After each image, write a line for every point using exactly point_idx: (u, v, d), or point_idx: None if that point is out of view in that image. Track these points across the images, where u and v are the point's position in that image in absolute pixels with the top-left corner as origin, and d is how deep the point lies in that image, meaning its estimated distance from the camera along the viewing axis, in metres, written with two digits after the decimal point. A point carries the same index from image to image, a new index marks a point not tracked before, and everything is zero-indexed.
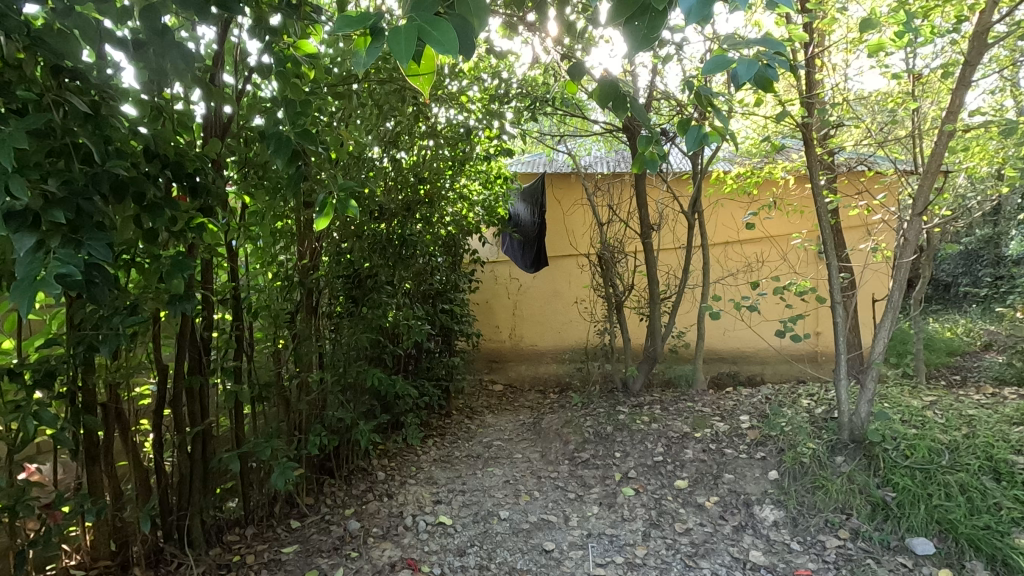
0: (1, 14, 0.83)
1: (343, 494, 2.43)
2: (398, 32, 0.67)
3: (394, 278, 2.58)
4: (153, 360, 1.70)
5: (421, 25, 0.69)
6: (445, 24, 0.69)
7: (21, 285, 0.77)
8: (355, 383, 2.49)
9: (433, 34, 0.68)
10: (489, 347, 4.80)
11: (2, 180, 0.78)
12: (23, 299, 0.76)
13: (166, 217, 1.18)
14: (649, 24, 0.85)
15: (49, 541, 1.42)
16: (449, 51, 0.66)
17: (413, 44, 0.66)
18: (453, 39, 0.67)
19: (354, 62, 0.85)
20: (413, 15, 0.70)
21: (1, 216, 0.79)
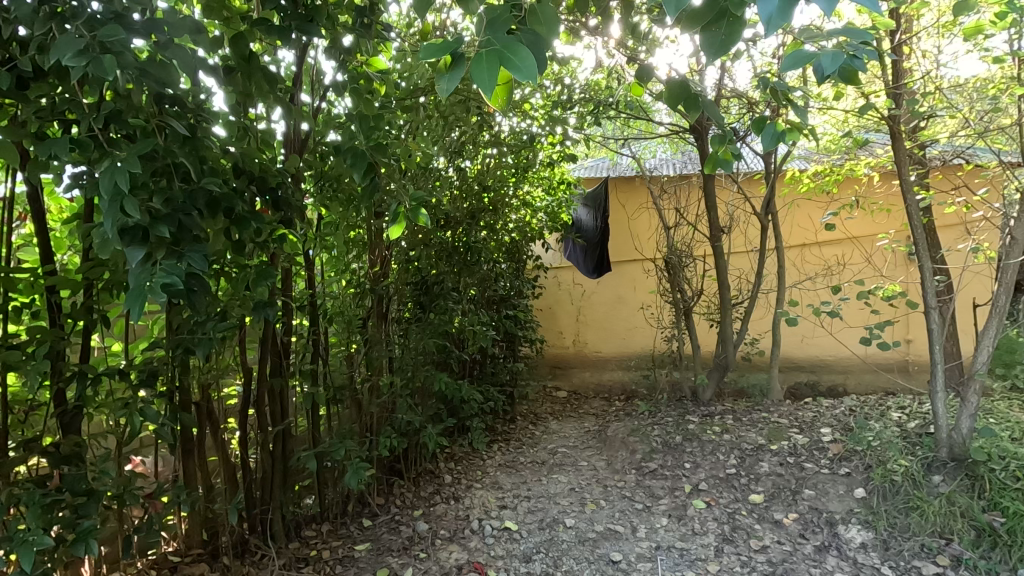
0: (118, 53, 0.90)
1: (411, 495, 2.49)
2: (479, 61, 0.69)
3: (459, 284, 2.63)
4: (239, 363, 1.82)
5: (500, 50, 0.70)
6: (522, 47, 0.70)
7: (134, 294, 0.85)
8: (422, 387, 2.55)
9: (513, 61, 0.69)
10: (552, 353, 4.80)
11: (117, 202, 0.86)
12: (135, 306, 0.84)
13: (252, 229, 1.26)
14: (728, 29, 0.82)
15: (151, 528, 1.53)
16: (529, 77, 0.67)
17: (495, 73, 0.68)
18: (532, 65, 0.68)
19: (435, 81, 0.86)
20: (489, 39, 0.72)
21: (118, 233, 0.88)
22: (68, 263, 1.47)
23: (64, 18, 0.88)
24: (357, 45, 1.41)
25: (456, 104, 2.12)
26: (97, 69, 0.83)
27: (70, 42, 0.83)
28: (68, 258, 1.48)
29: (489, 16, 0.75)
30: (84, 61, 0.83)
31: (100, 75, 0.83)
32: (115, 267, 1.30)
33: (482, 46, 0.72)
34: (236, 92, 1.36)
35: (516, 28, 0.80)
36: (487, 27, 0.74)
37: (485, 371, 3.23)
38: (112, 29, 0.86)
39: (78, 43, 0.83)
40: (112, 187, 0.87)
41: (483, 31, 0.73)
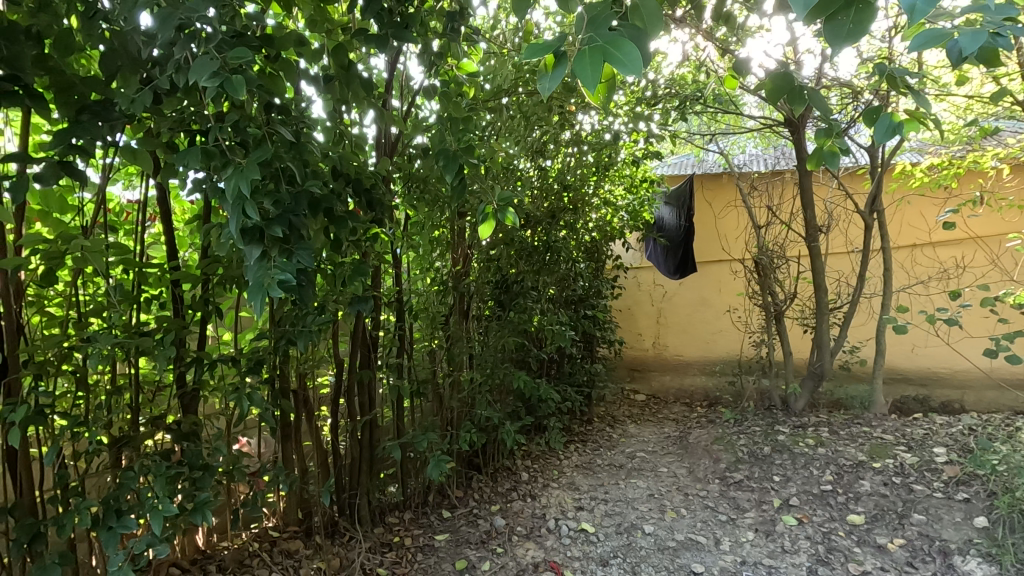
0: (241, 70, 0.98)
1: (489, 490, 2.53)
2: (583, 58, 0.69)
3: (538, 283, 2.64)
4: (332, 354, 1.93)
5: (604, 46, 0.69)
6: (627, 43, 0.68)
7: (256, 289, 0.94)
8: (501, 384, 2.59)
9: (618, 56, 0.68)
10: (631, 355, 4.70)
11: (240, 205, 0.95)
12: (257, 300, 0.93)
13: (348, 228, 1.33)
14: (855, 17, 0.74)
15: (255, 504, 1.66)
16: (634, 72, 0.66)
17: (598, 68, 0.67)
18: (637, 59, 0.67)
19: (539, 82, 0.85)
20: (591, 36, 0.71)
21: (239, 233, 0.97)
22: (189, 258, 1.64)
23: (198, 41, 0.97)
24: (445, 50, 1.46)
25: (538, 105, 2.14)
26: (229, 88, 0.91)
27: (206, 64, 0.91)
28: (189, 255, 1.64)
29: (591, 11, 0.75)
30: (217, 80, 0.91)
31: (232, 93, 0.91)
32: (229, 263, 1.42)
33: (585, 43, 0.71)
34: (334, 99, 1.44)
35: (617, 24, 0.78)
36: (588, 24, 0.73)
37: (562, 371, 3.23)
38: (241, 51, 0.94)
39: (213, 65, 0.92)
40: (236, 193, 0.95)
41: (584, 28, 0.73)
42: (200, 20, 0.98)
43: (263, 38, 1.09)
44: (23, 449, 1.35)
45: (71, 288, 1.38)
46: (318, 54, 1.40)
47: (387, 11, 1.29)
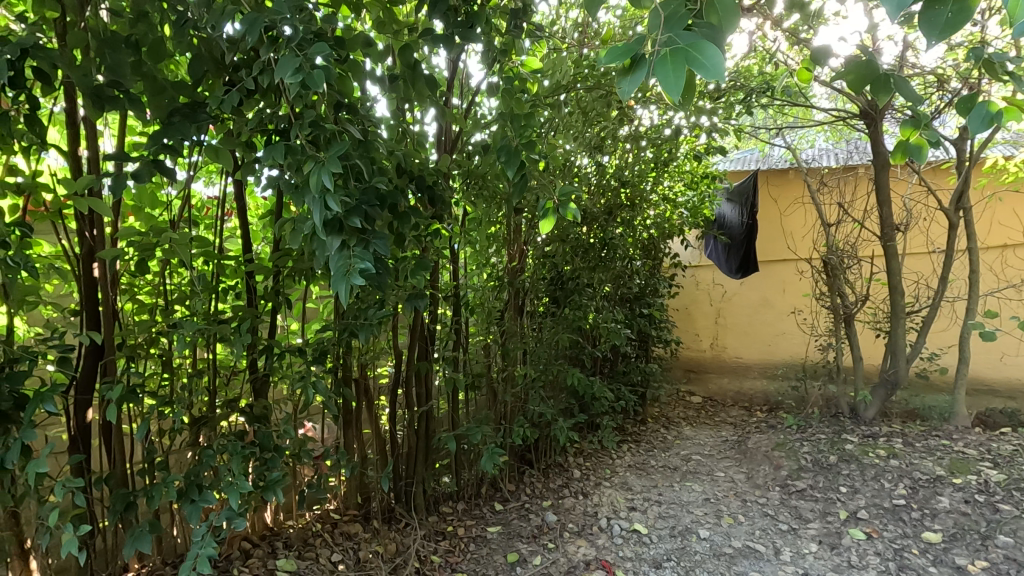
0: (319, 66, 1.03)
1: (541, 485, 2.53)
2: (665, 61, 0.69)
3: (594, 281, 2.62)
4: (391, 346, 1.98)
5: (686, 49, 0.68)
6: (709, 46, 0.67)
7: (338, 276, 1.01)
8: (554, 381, 2.59)
9: (700, 60, 0.67)
10: (688, 356, 4.59)
11: (321, 198, 1.00)
12: (340, 287, 1.00)
13: (412, 223, 1.36)
14: (956, 6, 0.69)
15: (320, 486, 1.74)
16: (717, 76, 0.65)
17: (681, 72, 0.67)
18: (719, 63, 0.66)
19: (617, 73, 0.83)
20: (671, 37, 0.71)
21: (322, 225, 1.03)
22: (261, 252, 1.73)
23: (281, 41, 1.02)
24: (508, 47, 1.48)
25: (598, 101, 2.13)
26: (310, 82, 0.96)
27: (290, 62, 0.97)
28: (262, 249, 1.74)
29: (666, 9, 0.74)
30: (299, 76, 0.96)
31: (312, 86, 0.96)
32: (301, 256, 1.49)
33: (665, 45, 0.71)
34: (398, 97, 1.48)
35: (693, 22, 0.76)
36: (665, 24, 0.73)
37: (616, 370, 3.19)
38: (320, 48, 0.98)
39: (296, 62, 0.97)
40: (319, 186, 1.01)
41: (661, 28, 0.73)
42: (281, 23, 1.02)
43: (335, 41, 1.13)
44: (116, 424, 1.47)
45: (159, 278, 1.50)
46: (385, 54, 1.45)
47: (454, 9, 1.31)
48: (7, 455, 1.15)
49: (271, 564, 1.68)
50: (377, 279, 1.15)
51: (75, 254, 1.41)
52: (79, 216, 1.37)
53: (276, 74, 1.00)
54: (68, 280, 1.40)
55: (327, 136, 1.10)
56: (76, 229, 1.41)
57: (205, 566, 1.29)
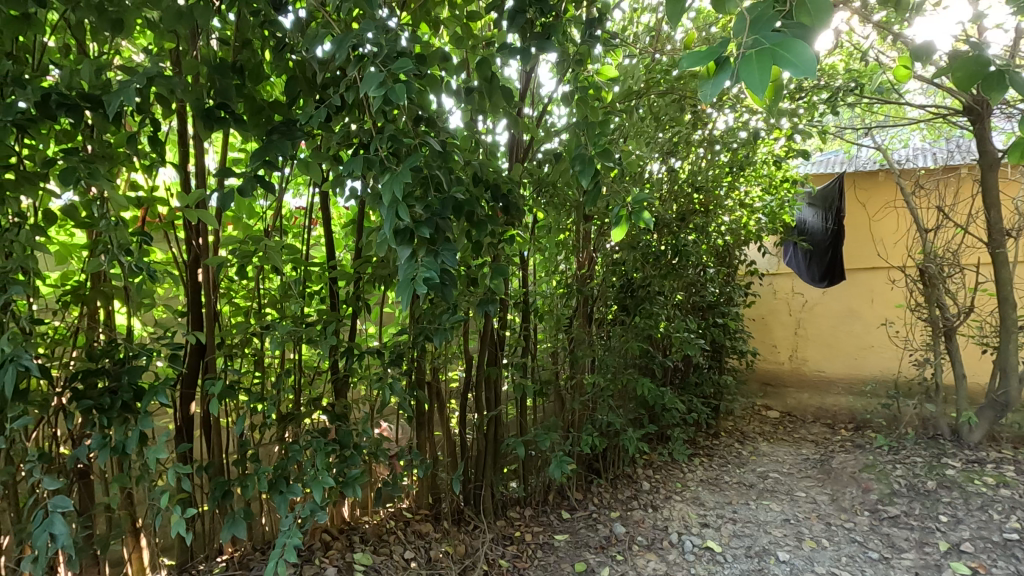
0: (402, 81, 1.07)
1: (609, 496, 2.49)
2: (749, 62, 0.67)
3: (665, 288, 2.57)
4: (462, 351, 2.02)
5: (772, 48, 0.67)
6: (798, 43, 0.66)
7: (403, 284, 1.04)
8: (623, 389, 2.56)
9: (788, 58, 0.65)
10: (764, 368, 4.37)
11: (393, 208, 1.05)
12: (404, 294, 1.04)
13: (487, 231, 1.39)
14: None
15: (395, 485, 1.80)
16: (807, 74, 0.63)
17: (767, 72, 0.65)
18: (810, 59, 0.64)
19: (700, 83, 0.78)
20: (757, 39, 0.69)
21: (392, 235, 1.07)
22: (343, 259, 1.83)
23: (369, 59, 1.08)
24: (583, 56, 1.48)
25: (671, 105, 2.09)
26: (391, 96, 1.00)
27: (375, 76, 1.01)
28: (343, 256, 1.83)
29: (752, 11, 0.73)
30: (382, 90, 1.01)
31: (393, 100, 1.00)
32: (384, 264, 1.57)
33: (751, 46, 0.69)
34: (473, 108, 1.52)
35: (783, 23, 0.74)
36: (751, 26, 0.71)
37: (688, 381, 3.09)
38: (403, 63, 1.03)
39: (380, 76, 1.01)
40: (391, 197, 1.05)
41: (746, 31, 0.71)
42: (367, 43, 1.08)
43: (417, 58, 1.18)
44: (215, 418, 1.60)
45: (254, 283, 1.62)
46: (462, 67, 1.50)
47: (531, 22, 1.34)
48: (127, 442, 1.28)
49: (349, 557, 1.75)
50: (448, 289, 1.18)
51: (182, 261, 1.55)
52: (188, 226, 1.51)
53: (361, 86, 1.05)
54: (177, 284, 1.54)
55: (407, 150, 1.15)
56: (184, 238, 1.55)
57: (292, 555, 1.37)
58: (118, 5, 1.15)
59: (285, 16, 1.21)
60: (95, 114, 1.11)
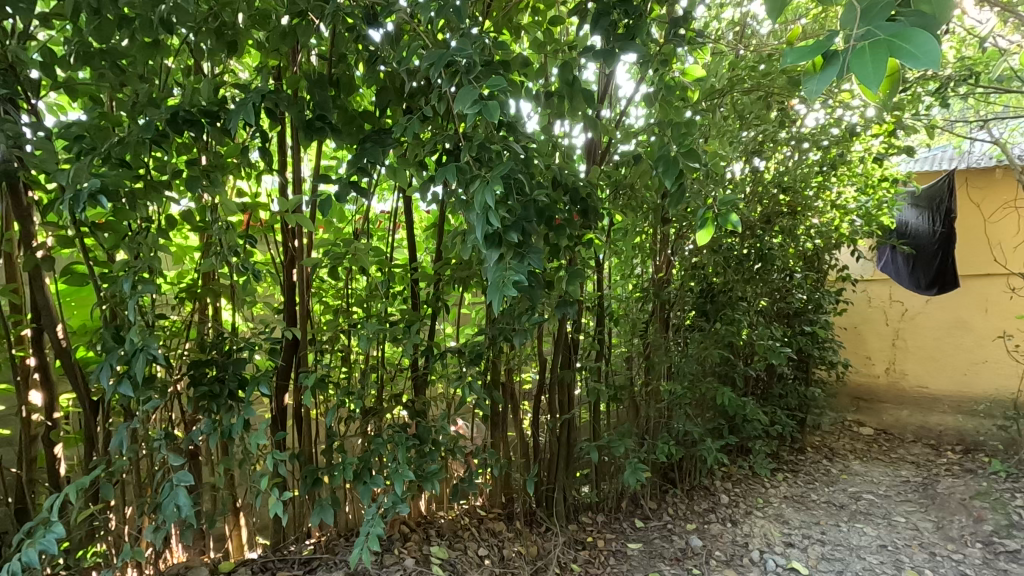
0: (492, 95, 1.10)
1: (685, 507, 2.41)
2: (862, 55, 0.64)
3: (749, 293, 2.48)
4: (536, 353, 2.03)
5: (888, 39, 0.63)
6: (919, 32, 0.61)
7: (494, 287, 1.08)
8: (701, 398, 2.48)
9: (907, 48, 0.61)
10: (856, 381, 4.04)
11: (484, 215, 1.07)
12: (495, 297, 1.08)
13: (566, 234, 1.40)
14: None
15: (470, 482, 1.84)
16: (930, 62, 0.58)
17: (882, 64, 0.62)
18: (934, 48, 0.59)
19: (806, 84, 0.75)
20: (870, 30, 0.65)
21: (483, 239, 1.11)
22: (423, 260, 1.90)
23: (460, 73, 1.11)
24: (670, 56, 1.45)
25: (757, 102, 2.00)
26: (486, 113, 1.03)
27: (469, 93, 1.05)
28: (424, 258, 1.90)
29: (863, 2, 0.69)
30: (478, 108, 1.04)
31: (488, 116, 1.03)
32: (467, 266, 1.61)
33: (862, 38, 0.66)
34: (553, 112, 1.53)
35: (899, 12, 0.70)
36: (862, 16, 0.67)
37: (771, 392, 2.94)
38: (497, 80, 1.06)
39: (475, 93, 1.05)
40: (482, 203, 1.08)
41: (856, 21, 0.68)
42: (459, 57, 1.10)
43: (500, 63, 1.20)
44: (306, 409, 1.70)
45: (343, 283, 1.72)
46: (543, 71, 1.51)
47: (615, 23, 1.32)
48: (233, 428, 1.39)
49: (426, 549, 1.79)
50: (531, 291, 1.20)
51: (280, 262, 1.66)
52: (285, 229, 1.62)
53: (456, 103, 1.09)
54: (274, 283, 1.66)
55: (494, 156, 1.17)
56: (281, 241, 1.66)
57: (375, 544, 1.43)
58: (233, 29, 1.26)
59: (378, 30, 1.27)
60: (212, 128, 1.23)
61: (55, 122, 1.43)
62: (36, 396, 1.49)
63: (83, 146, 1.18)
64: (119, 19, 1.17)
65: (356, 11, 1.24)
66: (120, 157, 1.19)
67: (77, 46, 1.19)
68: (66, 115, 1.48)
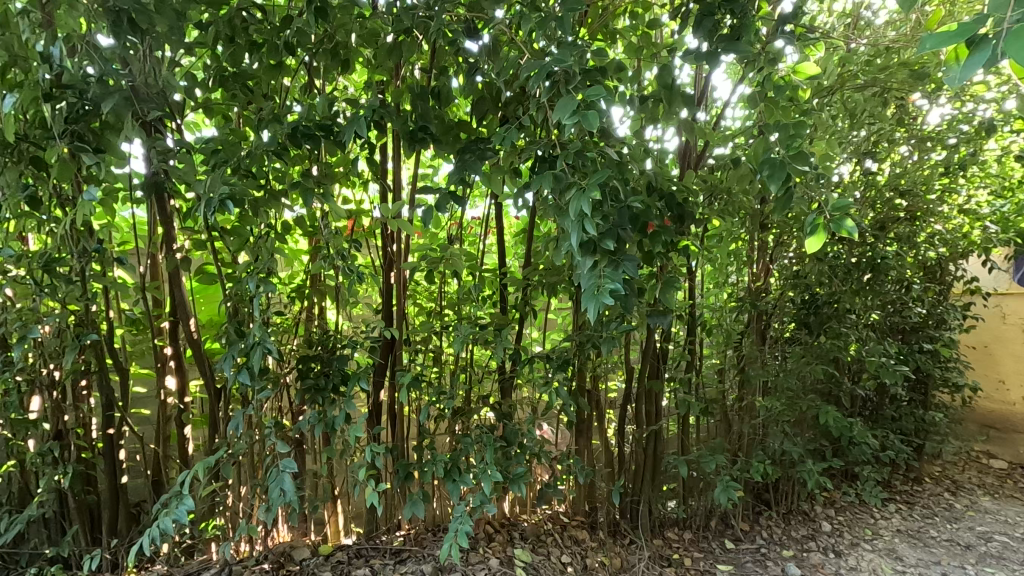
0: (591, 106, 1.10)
1: (781, 532, 2.27)
2: (1019, 38, 0.58)
3: (858, 305, 2.27)
4: (623, 363, 2.00)
5: None
6: None
7: (589, 295, 1.07)
8: (801, 416, 2.33)
9: None
10: (987, 408, 3.67)
11: (579, 222, 1.07)
12: (589, 305, 1.07)
13: (660, 241, 1.37)
14: None
15: (554, 487, 1.83)
16: None
17: None
18: None
19: (950, 78, 0.70)
20: None
21: (578, 245, 1.11)
22: (512, 266, 1.93)
23: (559, 82, 1.13)
24: (778, 55, 1.38)
25: (872, 99, 1.81)
26: (585, 122, 1.04)
27: (568, 104, 1.06)
28: (512, 263, 1.93)
29: None
30: (576, 118, 1.05)
31: (587, 125, 1.03)
32: (558, 273, 1.62)
33: (1019, 22, 0.60)
34: (646, 117, 1.50)
35: None
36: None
37: (882, 413, 2.70)
38: (596, 90, 1.05)
39: (573, 104, 1.05)
40: (577, 211, 1.08)
41: (1011, 5, 0.62)
42: (557, 66, 1.12)
43: (595, 68, 1.20)
44: (400, 406, 1.78)
45: (436, 286, 1.78)
46: (638, 76, 1.49)
47: (719, 24, 1.28)
48: (336, 421, 1.48)
49: (510, 551, 1.82)
50: (625, 300, 1.18)
51: (379, 265, 1.75)
52: (385, 234, 1.71)
53: (554, 113, 1.11)
54: (374, 285, 1.74)
55: (590, 164, 1.17)
56: (381, 245, 1.75)
57: (463, 541, 1.47)
58: (346, 48, 1.37)
59: (476, 41, 1.31)
60: (326, 140, 1.33)
61: (193, 138, 1.60)
62: (171, 381, 1.67)
63: (217, 159, 1.31)
64: (250, 43, 1.32)
65: (457, 25, 1.29)
66: (248, 169, 1.32)
67: (216, 70, 1.34)
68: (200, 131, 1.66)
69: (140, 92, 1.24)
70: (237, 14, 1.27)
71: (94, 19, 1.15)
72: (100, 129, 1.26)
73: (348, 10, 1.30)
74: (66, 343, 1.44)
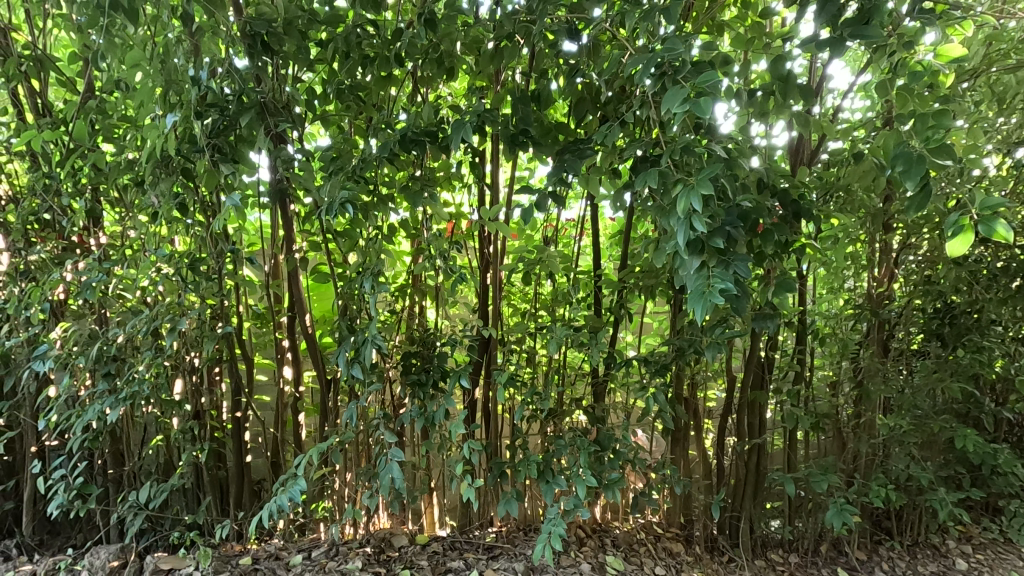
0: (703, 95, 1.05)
1: (906, 565, 2.04)
2: None
3: (1007, 317, 1.98)
4: (723, 371, 1.91)
5: None
6: None
7: (696, 296, 1.05)
8: (931, 437, 2.08)
9: None
10: None
11: (688, 220, 1.04)
12: (697, 305, 1.05)
13: (772, 242, 1.29)
14: None
15: (650, 495, 1.78)
16: None
17: None
18: None
19: None
20: None
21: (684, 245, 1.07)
22: (607, 268, 1.91)
23: (669, 75, 1.09)
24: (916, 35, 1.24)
25: None
26: (696, 111, 1.00)
27: (678, 93, 1.02)
28: (607, 266, 1.91)
29: None
30: (688, 106, 1.01)
31: (699, 114, 0.99)
32: (657, 275, 1.58)
33: None
34: (754, 113, 1.42)
35: None
36: None
37: None
38: (709, 76, 1.01)
39: (684, 93, 1.02)
40: (685, 209, 1.04)
41: None
42: (662, 62, 1.09)
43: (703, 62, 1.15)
44: (494, 404, 1.82)
45: (531, 287, 1.80)
46: (746, 69, 1.41)
47: (843, 7, 1.17)
48: (436, 415, 1.53)
49: (602, 557, 1.79)
50: (734, 302, 1.12)
51: (476, 265, 1.80)
52: (482, 236, 1.75)
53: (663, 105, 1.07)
54: (472, 285, 1.79)
55: (696, 160, 1.12)
56: (478, 246, 1.80)
57: (557, 542, 1.47)
58: (450, 56, 1.42)
59: (575, 41, 1.33)
60: (432, 145, 1.38)
61: (310, 148, 1.74)
62: (288, 371, 1.82)
63: (335, 165, 1.41)
64: (363, 57, 1.40)
65: (559, 27, 1.30)
66: (361, 174, 1.40)
67: (333, 84, 1.45)
68: (316, 142, 1.80)
69: (269, 106, 1.37)
70: (353, 30, 1.35)
71: (233, 43, 1.29)
72: (235, 141, 1.37)
73: (453, 19, 1.36)
74: (204, 334, 1.62)
